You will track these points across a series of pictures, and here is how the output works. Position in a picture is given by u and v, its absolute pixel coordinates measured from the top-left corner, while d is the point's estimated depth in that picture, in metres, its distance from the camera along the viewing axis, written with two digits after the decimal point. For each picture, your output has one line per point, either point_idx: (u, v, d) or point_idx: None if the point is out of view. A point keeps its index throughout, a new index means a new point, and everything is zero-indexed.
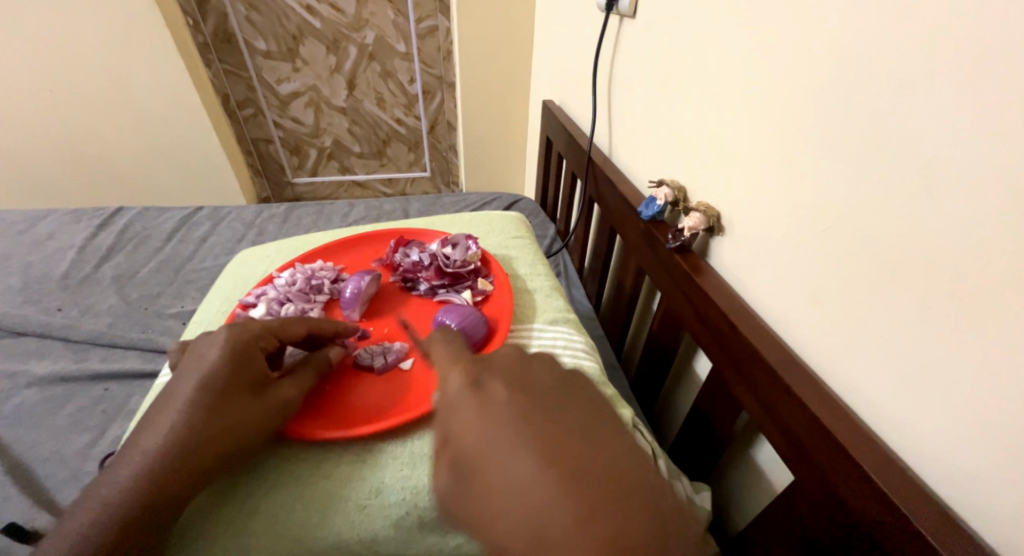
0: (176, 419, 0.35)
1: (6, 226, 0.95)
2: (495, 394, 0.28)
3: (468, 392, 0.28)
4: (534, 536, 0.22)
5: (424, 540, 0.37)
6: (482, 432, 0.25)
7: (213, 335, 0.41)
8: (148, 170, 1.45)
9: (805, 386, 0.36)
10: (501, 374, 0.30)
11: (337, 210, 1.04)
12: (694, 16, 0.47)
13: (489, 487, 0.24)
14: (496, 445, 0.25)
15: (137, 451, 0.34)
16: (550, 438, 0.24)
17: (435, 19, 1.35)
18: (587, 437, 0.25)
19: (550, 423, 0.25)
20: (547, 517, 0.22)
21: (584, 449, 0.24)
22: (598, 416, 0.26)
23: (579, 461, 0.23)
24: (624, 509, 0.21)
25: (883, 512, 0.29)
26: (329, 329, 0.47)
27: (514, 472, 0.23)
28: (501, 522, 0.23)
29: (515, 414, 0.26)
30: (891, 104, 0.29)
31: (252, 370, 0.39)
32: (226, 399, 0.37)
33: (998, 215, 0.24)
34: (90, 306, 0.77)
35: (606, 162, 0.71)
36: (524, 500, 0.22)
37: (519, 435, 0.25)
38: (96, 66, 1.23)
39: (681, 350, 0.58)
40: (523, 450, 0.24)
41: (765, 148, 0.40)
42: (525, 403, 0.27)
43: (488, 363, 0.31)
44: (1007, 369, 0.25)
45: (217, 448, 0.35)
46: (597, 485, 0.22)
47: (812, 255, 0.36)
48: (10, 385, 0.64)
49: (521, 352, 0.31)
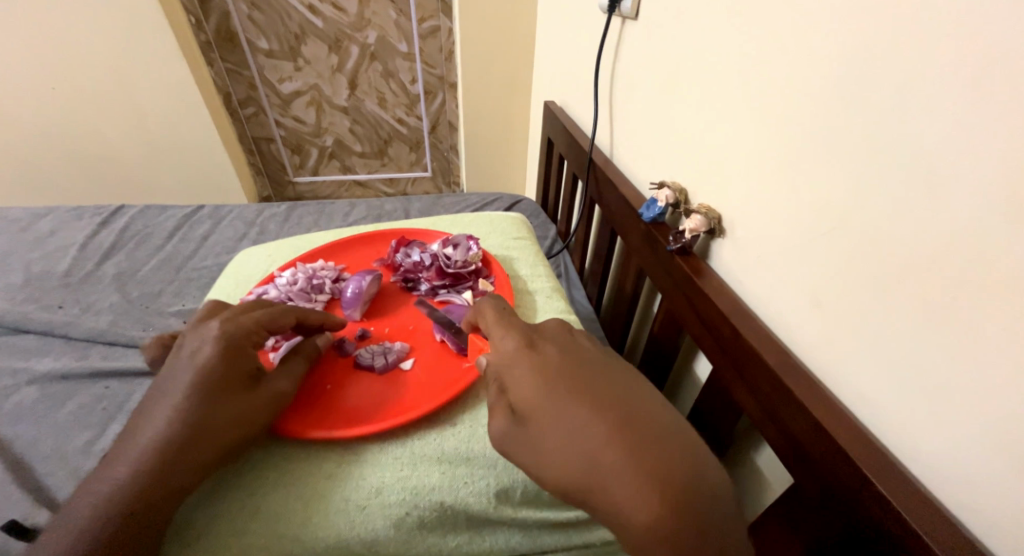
0: (171, 416, 0.35)
1: (7, 224, 0.95)
2: (548, 358, 0.34)
3: (525, 351, 0.35)
4: (586, 451, 0.28)
5: (424, 540, 0.38)
6: (541, 378, 0.32)
7: (203, 330, 0.41)
8: (150, 169, 1.45)
9: (806, 389, 0.36)
10: (551, 344, 0.36)
11: (338, 209, 1.04)
12: (697, 18, 0.47)
13: (547, 417, 0.30)
14: (553, 388, 0.31)
15: (133, 450, 0.34)
16: (598, 391, 0.31)
17: (437, 19, 1.35)
18: (628, 392, 0.31)
19: (597, 380, 0.32)
20: (599, 447, 0.28)
21: (626, 400, 0.30)
22: (630, 377, 0.33)
23: (623, 408, 0.29)
24: (662, 442, 0.27)
25: (884, 516, 0.29)
26: (318, 319, 0.48)
27: (569, 406, 0.30)
28: (561, 453, 0.29)
29: (566, 368, 0.33)
30: (894, 107, 0.29)
31: (244, 367, 0.39)
32: (220, 396, 0.37)
33: (1001, 219, 0.24)
34: (91, 303, 0.77)
35: (607, 164, 0.71)
36: (580, 435, 0.29)
37: (573, 389, 0.31)
38: (98, 64, 1.23)
39: (681, 352, 0.58)
40: (575, 400, 0.30)
41: (767, 150, 0.40)
42: (575, 365, 0.33)
43: (538, 336, 0.37)
44: (1009, 373, 0.25)
45: (213, 447, 0.35)
46: (640, 425, 0.28)
47: (813, 258, 0.36)
48: (11, 382, 0.64)
49: (564, 332, 0.39)
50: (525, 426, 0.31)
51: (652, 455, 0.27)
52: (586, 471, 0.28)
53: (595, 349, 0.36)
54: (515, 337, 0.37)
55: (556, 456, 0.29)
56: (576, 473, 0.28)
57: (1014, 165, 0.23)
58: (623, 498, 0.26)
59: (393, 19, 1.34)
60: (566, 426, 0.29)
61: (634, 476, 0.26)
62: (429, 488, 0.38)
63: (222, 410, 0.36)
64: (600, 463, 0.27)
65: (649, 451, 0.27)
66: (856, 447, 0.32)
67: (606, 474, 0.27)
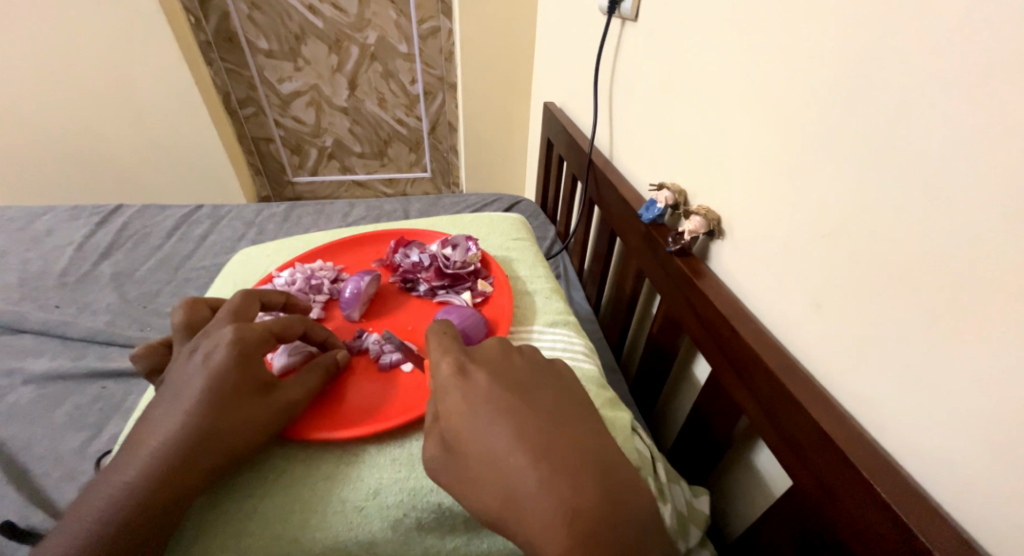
0: (181, 421, 0.35)
1: (5, 222, 0.94)
2: (479, 381, 0.32)
3: (457, 376, 0.33)
4: (508, 496, 0.28)
5: (422, 541, 0.38)
6: (469, 412, 0.31)
7: (216, 333, 0.39)
8: (149, 168, 1.45)
9: (806, 391, 0.35)
10: (483, 361, 0.35)
11: (337, 209, 1.04)
12: (698, 20, 0.47)
13: (474, 457, 0.29)
14: (480, 424, 0.30)
15: (143, 452, 0.34)
16: (523, 420, 0.30)
17: (437, 20, 1.35)
18: (553, 421, 0.31)
19: (524, 406, 0.31)
20: (521, 483, 0.28)
21: (551, 432, 0.30)
22: (564, 408, 0.32)
23: (547, 440, 0.29)
24: (582, 476, 0.28)
25: (882, 517, 0.29)
26: (322, 335, 0.47)
27: (497, 448, 0.29)
28: (483, 485, 0.29)
29: (496, 400, 0.31)
30: (896, 113, 0.29)
31: (255, 374, 0.39)
32: (228, 402, 0.36)
33: (996, 215, 0.24)
34: (88, 303, 0.77)
35: (607, 165, 0.71)
36: (503, 470, 0.28)
37: (499, 417, 0.30)
38: (97, 64, 1.23)
39: (680, 353, 0.58)
40: (502, 429, 0.29)
41: (765, 149, 0.40)
42: (504, 387, 0.32)
43: (474, 354, 0.35)
44: (1003, 367, 0.25)
45: (218, 452, 0.35)
46: (560, 457, 0.28)
47: (815, 262, 0.36)
48: (7, 382, 0.63)
49: (502, 347, 0.37)
50: (456, 454, 0.30)
51: (569, 489, 0.27)
52: (506, 504, 0.28)
53: (528, 368, 0.35)
54: (449, 352, 0.35)
55: (481, 490, 0.29)
56: (496, 508, 0.28)
57: (1009, 163, 0.24)
58: (537, 534, 0.27)
59: (393, 19, 1.34)
60: (489, 458, 0.29)
61: (550, 518, 0.26)
62: (427, 489, 0.38)
63: (233, 415, 0.36)
64: (519, 500, 0.27)
65: (567, 487, 0.27)
66: (853, 448, 0.32)
67: (524, 510, 0.27)
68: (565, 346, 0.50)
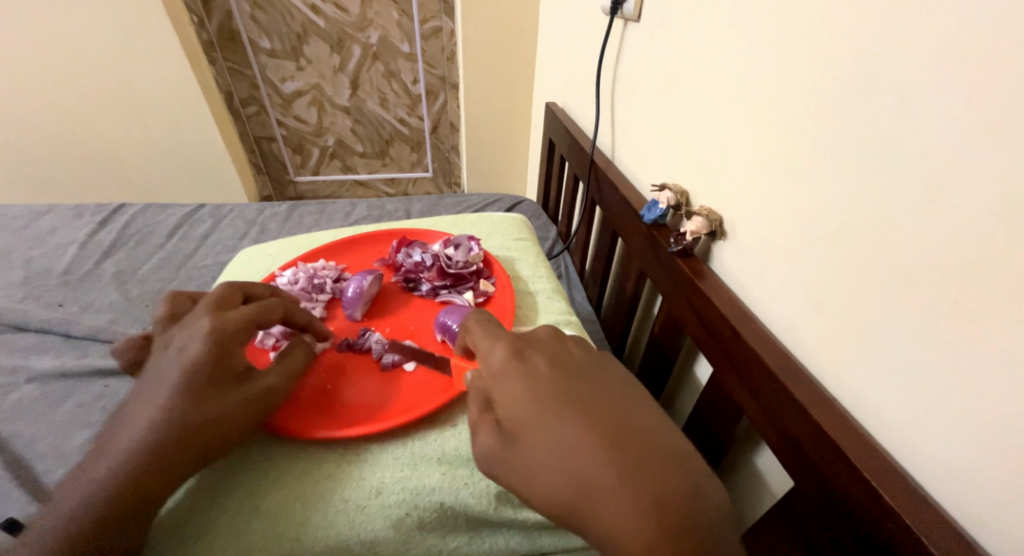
0: (156, 412, 0.35)
1: (9, 221, 0.95)
2: (538, 371, 0.33)
3: (515, 367, 0.34)
4: (575, 480, 0.27)
5: (424, 541, 0.37)
6: (530, 398, 0.31)
7: (191, 325, 0.39)
8: (151, 167, 1.45)
9: (807, 393, 0.35)
10: (539, 355, 0.35)
11: (339, 209, 1.04)
12: (701, 20, 0.47)
13: (536, 443, 0.29)
14: (542, 409, 0.30)
15: (119, 446, 0.34)
16: (585, 405, 0.30)
17: (439, 20, 1.35)
18: (617, 406, 0.31)
19: (586, 394, 0.31)
20: (586, 462, 0.27)
21: (617, 418, 0.30)
22: (628, 399, 0.32)
23: (611, 423, 0.29)
24: (655, 461, 0.27)
25: (883, 519, 0.29)
26: (304, 319, 0.47)
27: (560, 432, 0.29)
28: (548, 470, 0.28)
29: (557, 388, 0.32)
30: (898, 116, 0.29)
31: (232, 365, 0.39)
32: (203, 392, 0.36)
33: (994, 217, 0.24)
34: (90, 302, 0.77)
35: (609, 165, 0.71)
36: (568, 451, 0.28)
37: (562, 401, 0.31)
38: (100, 63, 1.24)
39: (682, 354, 0.58)
40: (565, 412, 0.30)
41: (767, 150, 0.40)
42: (564, 377, 0.33)
43: (529, 346, 0.37)
44: (996, 367, 0.25)
45: (194, 443, 0.35)
46: (628, 442, 0.28)
47: (817, 264, 0.36)
48: (10, 380, 0.63)
49: (556, 342, 0.37)
50: (517, 438, 0.30)
51: (639, 473, 0.26)
52: (573, 489, 0.27)
53: (586, 360, 0.35)
54: (503, 345, 0.37)
55: (545, 472, 0.28)
56: (562, 489, 0.27)
57: (1005, 165, 0.24)
58: (610, 518, 0.26)
59: (395, 19, 1.34)
60: (553, 442, 0.29)
61: (620, 497, 0.26)
62: (429, 488, 0.38)
63: (210, 406, 0.36)
64: (586, 479, 0.27)
65: (639, 470, 0.26)
66: (854, 449, 0.32)
67: (593, 494, 0.26)
68: None
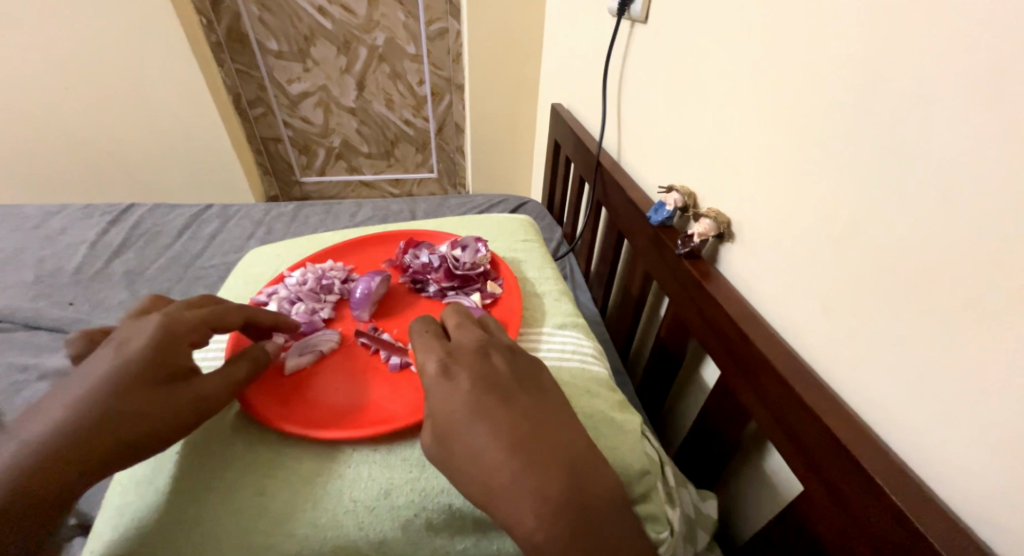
0: (79, 401, 0.33)
1: (21, 220, 0.96)
2: (459, 380, 0.34)
3: (438, 376, 0.34)
4: (486, 487, 0.30)
5: (432, 542, 0.38)
6: (449, 412, 0.32)
7: (139, 322, 0.39)
8: (159, 167, 1.46)
9: (818, 397, 0.35)
10: (461, 360, 0.36)
11: (345, 209, 1.04)
12: (709, 23, 0.47)
13: (455, 452, 0.31)
14: (459, 422, 0.32)
15: (25, 433, 0.31)
16: (503, 419, 0.32)
17: (445, 21, 1.35)
18: (533, 418, 0.32)
19: (503, 403, 0.33)
20: (498, 477, 0.30)
21: (528, 426, 0.32)
22: (542, 404, 0.34)
23: (524, 437, 0.31)
24: (555, 468, 0.30)
25: (896, 526, 0.29)
26: (270, 320, 0.47)
27: (474, 444, 0.31)
28: (465, 477, 0.31)
29: (474, 400, 0.32)
30: (912, 117, 0.28)
31: (174, 361, 0.38)
32: (133, 386, 0.35)
33: (999, 216, 0.24)
34: (100, 301, 0.78)
35: (615, 167, 0.71)
36: (483, 465, 0.30)
37: (480, 415, 0.32)
38: (110, 65, 1.25)
39: (689, 357, 0.57)
40: (483, 428, 0.31)
41: (776, 151, 0.39)
42: (482, 386, 0.33)
43: (456, 353, 0.37)
44: (1003, 369, 0.25)
45: (104, 438, 0.32)
46: (534, 451, 0.30)
47: (825, 267, 0.36)
48: (22, 377, 0.64)
49: (480, 345, 0.37)
50: (442, 448, 0.32)
51: (542, 481, 0.29)
52: (485, 494, 0.30)
53: (510, 367, 0.36)
54: (431, 353, 0.36)
55: (465, 480, 0.31)
56: (477, 498, 0.30)
57: (1009, 167, 0.24)
58: (514, 520, 0.29)
59: (401, 21, 1.34)
60: (469, 454, 0.31)
61: (525, 507, 0.29)
62: (437, 490, 0.38)
63: (143, 398, 0.35)
64: (498, 490, 0.29)
65: (542, 479, 0.29)
66: (867, 455, 0.31)
67: (501, 500, 0.29)
68: (575, 349, 0.50)
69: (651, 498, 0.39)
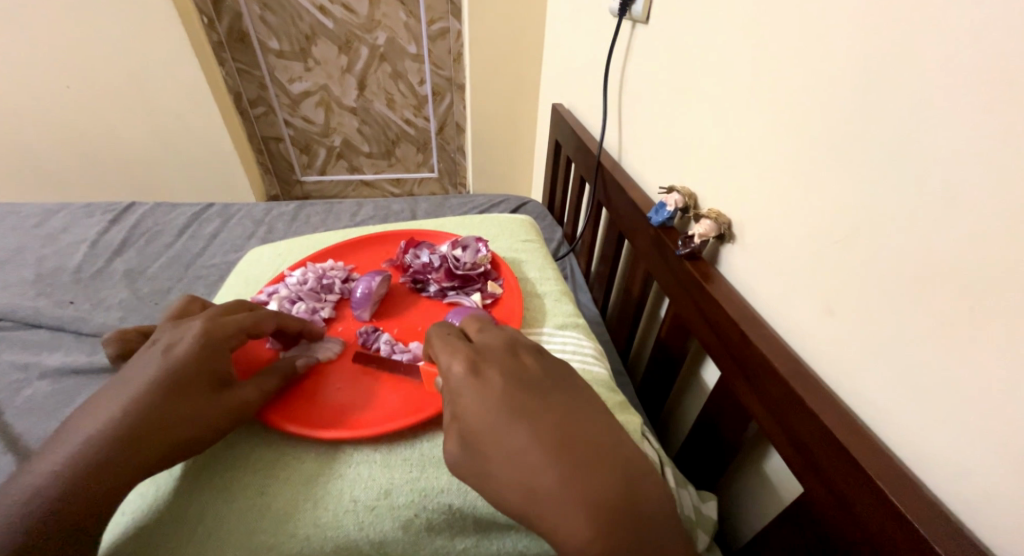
0: (128, 406, 0.34)
1: (21, 219, 0.96)
2: (492, 381, 0.34)
3: (469, 378, 0.35)
4: (528, 489, 0.29)
5: (432, 543, 0.38)
6: (484, 412, 0.32)
7: (183, 326, 0.41)
8: (160, 166, 1.46)
9: (818, 398, 0.35)
10: (493, 362, 0.36)
11: (346, 209, 1.04)
12: (710, 24, 0.47)
13: (492, 455, 0.31)
14: (495, 423, 0.32)
15: (79, 435, 0.33)
16: (540, 419, 0.31)
17: (446, 21, 1.35)
18: (569, 417, 0.32)
19: (539, 403, 0.33)
20: (539, 478, 0.29)
21: (568, 425, 0.31)
22: (580, 404, 0.34)
23: (564, 436, 0.30)
24: (600, 467, 0.29)
25: (895, 527, 0.29)
26: (296, 326, 0.48)
27: (513, 444, 0.30)
28: (505, 481, 0.30)
29: (509, 399, 0.32)
30: (912, 119, 0.28)
31: (215, 368, 0.39)
32: (180, 392, 0.36)
33: (998, 218, 0.25)
34: (101, 300, 0.78)
35: (616, 167, 0.71)
36: (523, 466, 0.30)
37: (516, 416, 0.31)
38: (111, 63, 1.25)
39: (689, 357, 0.57)
40: (519, 428, 0.31)
41: (778, 151, 0.39)
42: (516, 386, 0.34)
43: (484, 355, 0.37)
44: (1004, 369, 0.25)
45: (146, 444, 0.34)
46: (575, 451, 0.30)
47: (827, 269, 0.36)
48: (22, 376, 0.64)
49: (509, 347, 0.38)
50: (476, 452, 0.32)
51: (586, 481, 0.28)
52: (528, 498, 0.29)
53: (541, 366, 0.36)
54: (458, 355, 0.37)
55: (502, 485, 0.30)
56: (519, 502, 0.29)
57: (1009, 169, 0.24)
58: (559, 524, 0.28)
59: (403, 21, 1.35)
60: (507, 456, 0.30)
61: (570, 509, 0.28)
62: (436, 490, 0.38)
63: (189, 405, 0.36)
64: (540, 493, 0.29)
65: (588, 479, 0.29)
66: (865, 455, 0.31)
67: (545, 502, 0.29)
68: (575, 349, 0.50)
69: None
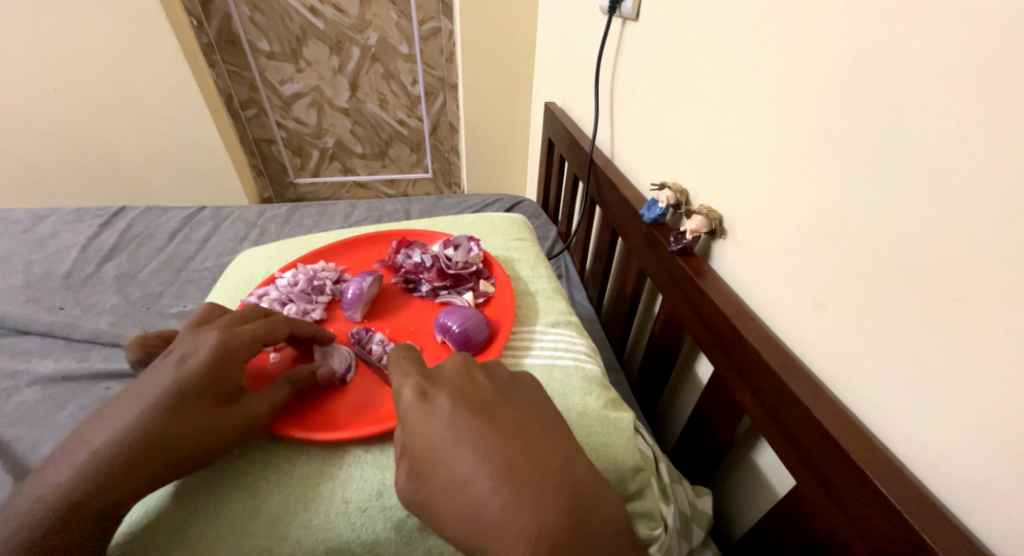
0: (137, 420, 0.34)
1: (8, 225, 0.94)
2: (439, 405, 0.33)
3: (417, 402, 0.34)
4: (473, 520, 0.29)
5: (425, 542, 0.37)
6: (430, 438, 0.32)
7: (198, 336, 0.40)
8: (150, 169, 1.45)
9: (808, 391, 0.35)
10: (443, 384, 0.35)
11: (339, 210, 1.04)
12: (700, 19, 0.47)
13: (439, 484, 0.31)
14: (442, 451, 0.31)
15: (91, 445, 0.33)
16: (490, 443, 0.31)
17: (438, 21, 1.35)
18: (519, 436, 0.32)
19: (487, 424, 0.32)
20: (485, 507, 0.29)
21: (516, 447, 0.31)
22: (532, 423, 0.33)
23: (510, 460, 0.30)
24: (544, 492, 0.29)
25: (886, 519, 0.29)
26: (309, 331, 0.46)
27: (459, 473, 0.30)
28: (451, 510, 0.30)
29: (455, 425, 0.32)
30: (901, 114, 0.29)
31: (228, 381, 0.39)
32: (191, 406, 0.36)
33: (993, 212, 0.25)
34: (91, 305, 0.77)
35: (608, 164, 0.71)
36: (468, 496, 0.30)
37: (463, 441, 0.31)
38: (100, 66, 1.24)
39: (682, 354, 0.58)
40: (466, 455, 0.31)
41: (768, 148, 0.39)
42: (463, 408, 0.33)
43: (435, 376, 0.36)
44: (996, 361, 0.25)
45: (157, 456, 0.34)
46: (520, 475, 0.30)
47: (817, 264, 0.36)
48: (11, 384, 0.63)
49: (462, 366, 0.37)
50: (425, 482, 0.32)
51: (530, 509, 0.28)
52: (475, 528, 0.29)
53: (494, 383, 0.36)
54: (407, 379, 0.36)
55: (450, 515, 0.30)
56: (465, 533, 0.30)
57: (1004, 161, 0.24)
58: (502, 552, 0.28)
59: (394, 21, 1.34)
60: (454, 485, 0.30)
61: (516, 536, 0.28)
62: None
63: (195, 420, 0.36)
64: (484, 521, 0.29)
65: (532, 506, 0.28)
66: (856, 447, 0.31)
67: (489, 531, 0.29)
68: (568, 346, 0.50)
69: (643, 497, 0.39)
